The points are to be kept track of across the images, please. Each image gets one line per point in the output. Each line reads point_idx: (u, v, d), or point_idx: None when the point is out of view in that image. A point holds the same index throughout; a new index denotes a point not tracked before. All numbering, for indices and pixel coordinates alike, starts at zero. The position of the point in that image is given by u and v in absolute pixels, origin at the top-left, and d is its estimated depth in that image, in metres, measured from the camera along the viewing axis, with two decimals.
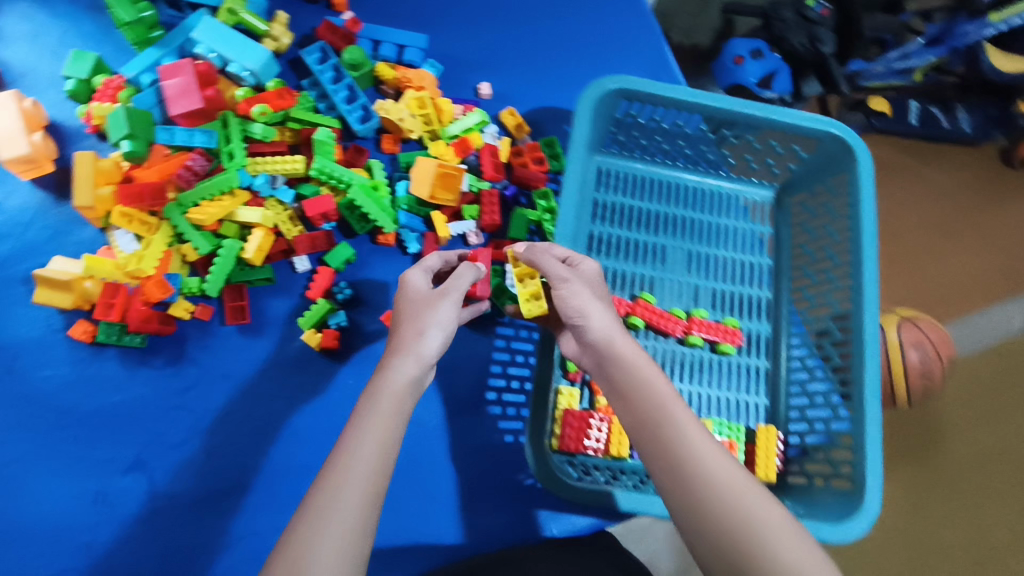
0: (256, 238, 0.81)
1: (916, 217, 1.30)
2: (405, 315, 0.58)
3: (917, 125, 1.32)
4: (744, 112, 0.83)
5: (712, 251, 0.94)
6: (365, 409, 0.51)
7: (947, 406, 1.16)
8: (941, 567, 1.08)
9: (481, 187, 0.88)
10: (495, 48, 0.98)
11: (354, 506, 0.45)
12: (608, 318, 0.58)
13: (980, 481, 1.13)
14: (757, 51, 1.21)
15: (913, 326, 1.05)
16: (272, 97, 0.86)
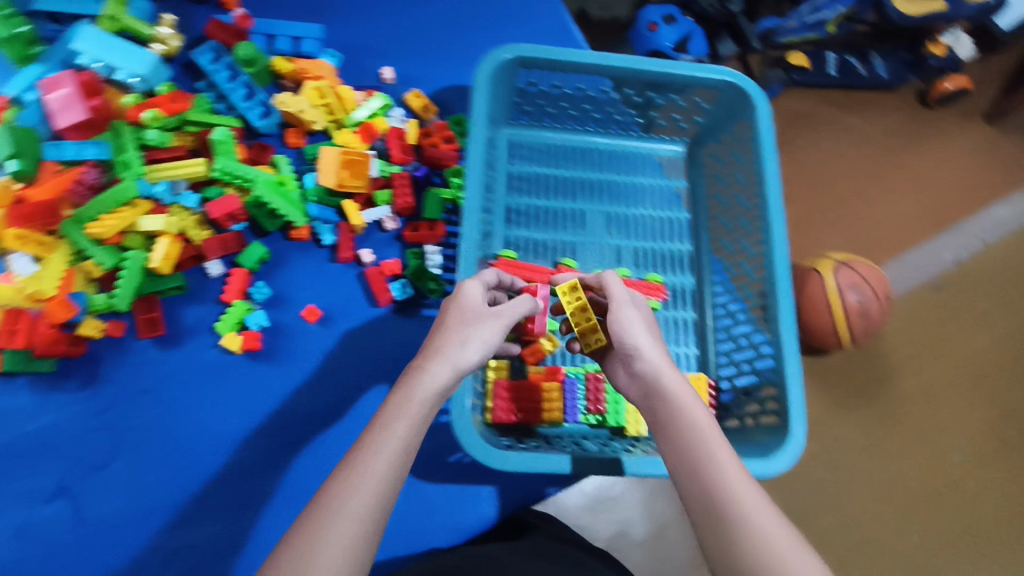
0: (162, 245, 0.78)
1: (840, 164, 1.34)
2: (448, 319, 0.53)
3: (837, 76, 1.35)
4: (641, 69, 0.84)
5: (631, 211, 0.95)
6: (388, 415, 0.46)
7: (890, 342, 1.19)
8: (898, 498, 1.11)
9: (391, 171, 0.88)
10: (396, 33, 0.97)
11: (355, 516, 0.42)
12: (662, 353, 0.53)
13: (930, 411, 1.16)
14: (670, 16, 1.23)
15: (849, 270, 1.05)
16: (165, 102, 0.84)
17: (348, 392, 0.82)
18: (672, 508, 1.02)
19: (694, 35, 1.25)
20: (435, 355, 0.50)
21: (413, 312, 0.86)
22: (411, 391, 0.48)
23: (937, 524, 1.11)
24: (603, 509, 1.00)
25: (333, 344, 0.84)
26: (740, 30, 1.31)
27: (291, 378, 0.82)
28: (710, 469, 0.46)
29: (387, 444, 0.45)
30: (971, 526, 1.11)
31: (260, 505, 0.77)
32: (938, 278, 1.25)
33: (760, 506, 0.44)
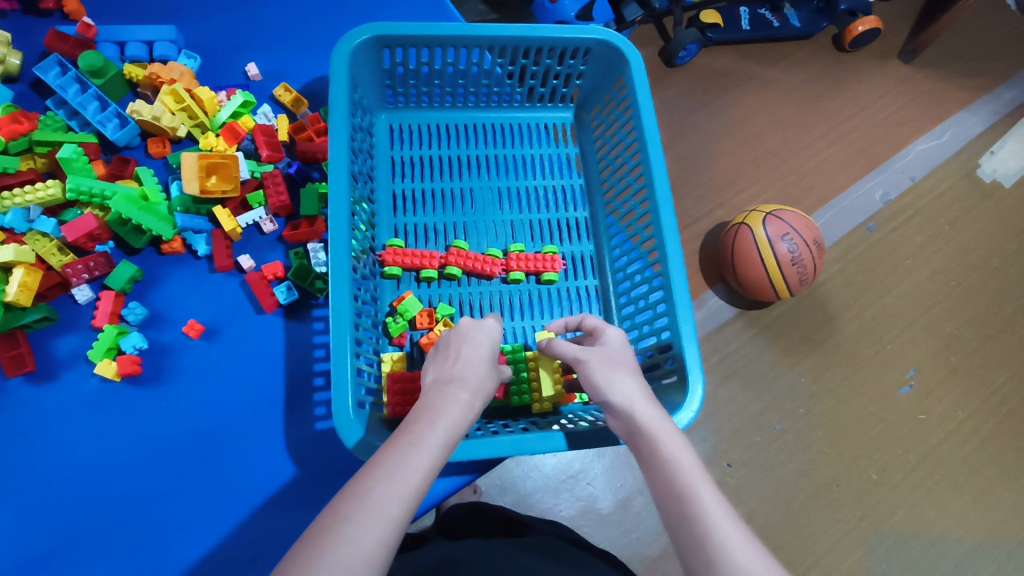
0: (17, 274, 0.73)
1: (760, 115, 1.32)
2: (472, 351, 0.55)
3: (750, 30, 1.34)
4: (507, 34, 0.81)
5: (522, 183, 0.92)
6: (418, 430, 0.47)
7: (826, 288, 1.19)
8: (854, 440, 1.10)
9: (263, 171, 0.84)
10: (263, 28, 0.93)
11: (384, 517, 0.40)
12: (632, 387, 0.54)
13: (874, 351, 1.16)
14: None
15: (777, 220, 1.04)
16: (5, 123, 0.79)
17: (242, 405, 0.78)
18: (634, 478, 1.02)
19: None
20: (460, 381, 0.52)
21: (303, 314, 0.83)
22: (440, 408, 0.49)
23: (892, 460, 1.10)
24: (566, 489, 1.01)
25: (223, 357, 0.80)
26: None
27: (178, 401, 0.78)
28: (686, 484, 0.46)
29: (418, 451, 0.45)
30: (926, 458, 1.10)
31: (156, 537, 0.72)
32: (869, 219, 1.25)
33: (734, 523, 0.44)
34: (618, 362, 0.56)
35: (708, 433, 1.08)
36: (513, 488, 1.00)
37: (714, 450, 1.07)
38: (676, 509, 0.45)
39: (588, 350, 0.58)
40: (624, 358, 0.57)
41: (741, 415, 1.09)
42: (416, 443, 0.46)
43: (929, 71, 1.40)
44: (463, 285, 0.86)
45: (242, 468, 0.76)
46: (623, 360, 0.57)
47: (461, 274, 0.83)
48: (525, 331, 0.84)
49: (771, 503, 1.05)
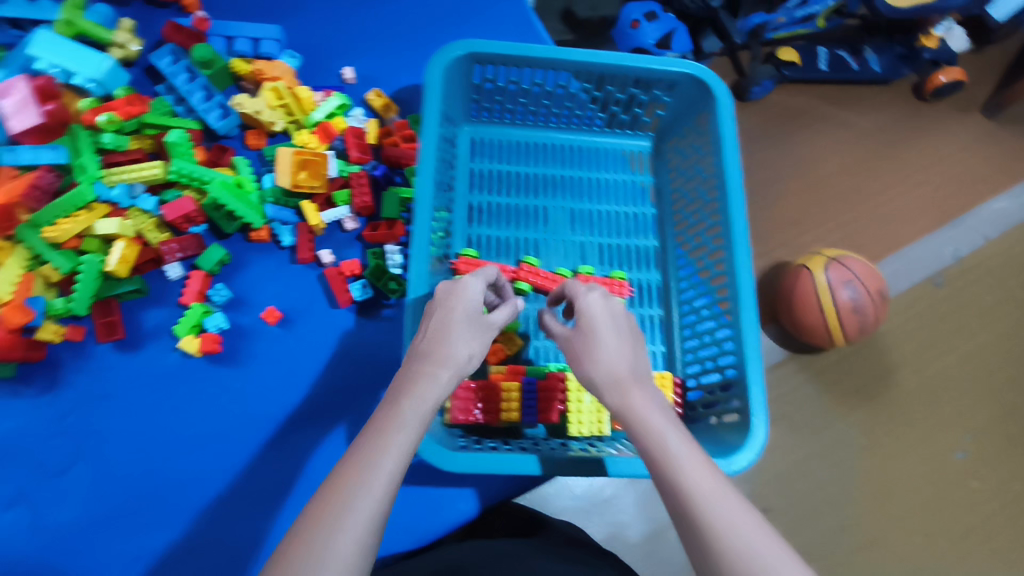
0: (118, 248, 0.78)
1: (832, 159, 1.30)
2: (446, 327, 0.53)
3: (827, 71, 1.32)
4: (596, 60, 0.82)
5: (595, 207, 0.93)
6: (387, 420, 0.46)
7: (886, 342, 1.16)
8: (902, 500, 1.07)
9: (350, 171, 0.87)
10: (359, 34, 0.97)
11: (356, 519, 0.40)
12: (615, 364, 0.52)
13: (931, 411, 1.13)
14: (651, 13, 1.22)
15: (842, 266, 1.02)
16: (120, 106, 0.84)
17: (309, 393, 0.82)
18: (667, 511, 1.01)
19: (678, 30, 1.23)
20: (437, 359, 0.50)
21: (374, 311, 0.85)
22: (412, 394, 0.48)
23: (940, 526, 1.06)
24: (597, 512, 1.00)
25: (293, 346, 0.84)
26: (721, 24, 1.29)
27: (250, 382, 0.81)
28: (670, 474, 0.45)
29: (390, 444, 0.44)
30: (977, 527, 1.06)
31: (220, 510, 0.77)
32: (939, 273, 1.22)
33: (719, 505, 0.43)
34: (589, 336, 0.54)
35: (751, 475, 1.06)
36: (544, 503, 1.00)
37: (755, 492, 1.06)
38: (679, 502, 0.44)
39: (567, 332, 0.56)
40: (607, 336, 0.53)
41: (787, 459, 1.08)
42: (386, 434, 0.45)
43: (1013, 129, 1.36)
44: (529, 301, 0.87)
45: (303, 454, 0.80)
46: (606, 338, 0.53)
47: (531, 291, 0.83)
48: None
49: (811, 555, 1.03)
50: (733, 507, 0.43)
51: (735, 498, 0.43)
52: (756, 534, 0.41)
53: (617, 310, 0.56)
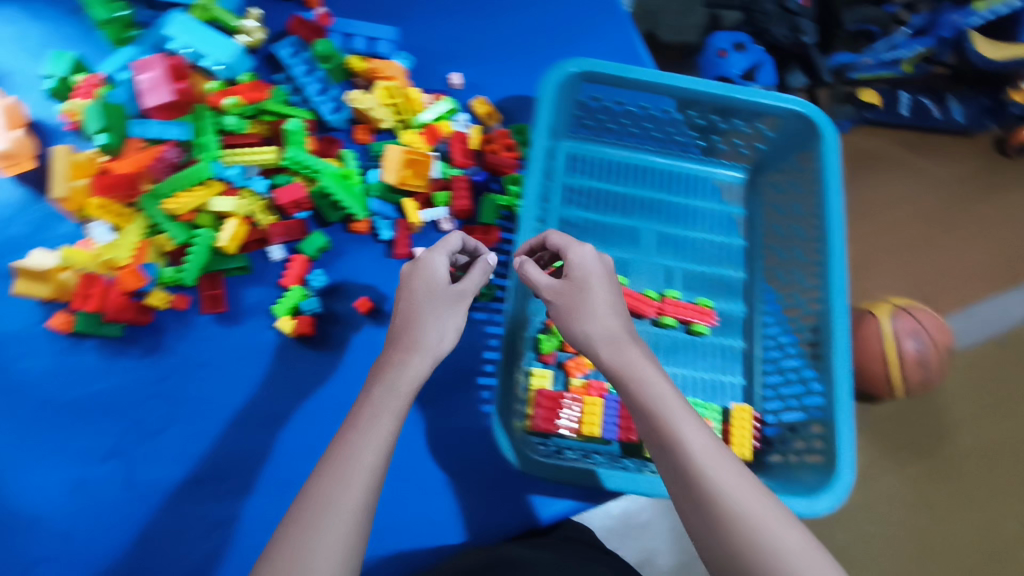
0: (230, 226, 0.82)
1: (908, 208, 1.28)
2: (418, 315, 0.59)
3: (908, 116, 1.32)
4: (706, 90, 0.83)
5: (686, 232, 0.94)
6: (370, 411, 0.52)
7: (949, 399, 1.13)
8: (950, 563, 1.04)
9: (452, 174, 0.89)
10: (467, 41, 1.00)
11: (346, 507, 0.47)
12: (612, 325, 0.56)
13: (988, 475, 1.10)
14: (739, 43, 1.25)
15: (909, 316, 0.99)
16: (245, 90, 0.88)
17: None
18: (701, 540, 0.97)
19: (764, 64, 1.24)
20: (414, 346, 0.57)
21: None
22: (387, 384, 0.54)
23: None
24: (632, 535, 0.94)
25: (380, 336, 0.86)
26: (811, 61, 1.30)
27: (337, 367, 0.85)
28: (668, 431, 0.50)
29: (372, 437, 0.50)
30: None
31: (298, 487, 0.80)
32: (1006, 333, 1.18)
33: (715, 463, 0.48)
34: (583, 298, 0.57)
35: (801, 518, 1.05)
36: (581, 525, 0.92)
37: None
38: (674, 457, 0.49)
39: (557, 289, 0.59)
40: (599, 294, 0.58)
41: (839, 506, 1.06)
42: (371, 425, 0.51)
43: None
44: None
45: None
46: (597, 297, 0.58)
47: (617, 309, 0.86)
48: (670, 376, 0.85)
49: None
50: (718, 454, 0.49)
51: (721, 449, 0.49)
52: (741, 480, 0.48)
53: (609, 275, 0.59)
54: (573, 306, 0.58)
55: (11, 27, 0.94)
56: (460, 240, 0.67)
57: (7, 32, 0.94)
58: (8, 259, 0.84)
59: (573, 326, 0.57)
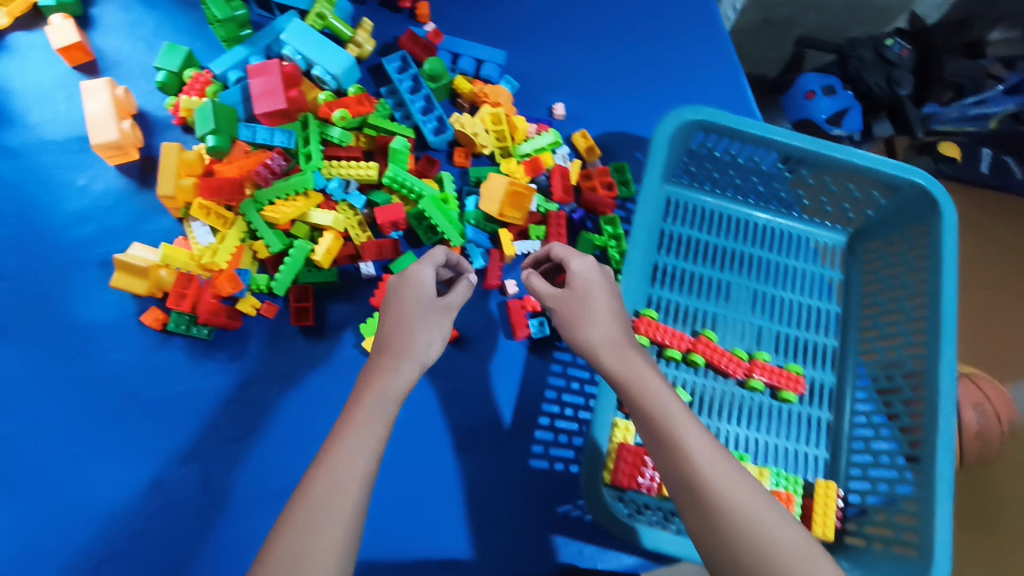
0: (326, 240, 0.82)
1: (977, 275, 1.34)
2: (410, 321, 0.61)
3: (988, 173, 1.37)
4: (820, 151, 0.82)
5: (780, 293, 0.91)
6: (358, 414, 0.54)
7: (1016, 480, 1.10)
8: None
9: (549, 208, 0.88)
10: (573, 69, 0.98)
11: (340, 506, 0.47)
12: (608, 332, 0.63)
13: None
14: (829, 87, 1.31)
15: (975, 387, 1.03)
16: (352, 103, 0.87)
17: (472, 416, 0.83)
18: None
19: (852, 110, 1.31)
20: (403, 353, 0.58)
21: (545, 352, 0.86)
22: (379, 387, 0.56)
23: None
24: None
25: (462, 367, 0.85)
26: (902, 113, 1.34)
27: (416, 393, 0.83)
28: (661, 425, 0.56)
29: (363, 440, 0.51)
30: None
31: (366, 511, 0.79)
32: None
33: (703, 452, 0.53)
34: (582, 308, 0.65)
35: None
36: None
37: None
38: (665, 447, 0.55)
39: (558, 299, 0.66)
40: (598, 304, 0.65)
41: None
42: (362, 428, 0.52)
43: None
44: (697, 374, 0.86)
45: (456, 476, 0.80)
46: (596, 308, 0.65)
47: (704, 365, 0.85)
48: (750, 442, 0.83)
49: None
50: (706, 445, 0.54)
51: (709, 439, 0.55)
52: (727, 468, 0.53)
53: (604, 285, 0.66)
54: (575, 314, 0.65)
55: (127, 16, 0.96)
56: (444, 254, 0.69)
57: (123, 20, 0.95)
58: (105, 247, 0.85)
59: (576, 333, 0.64)
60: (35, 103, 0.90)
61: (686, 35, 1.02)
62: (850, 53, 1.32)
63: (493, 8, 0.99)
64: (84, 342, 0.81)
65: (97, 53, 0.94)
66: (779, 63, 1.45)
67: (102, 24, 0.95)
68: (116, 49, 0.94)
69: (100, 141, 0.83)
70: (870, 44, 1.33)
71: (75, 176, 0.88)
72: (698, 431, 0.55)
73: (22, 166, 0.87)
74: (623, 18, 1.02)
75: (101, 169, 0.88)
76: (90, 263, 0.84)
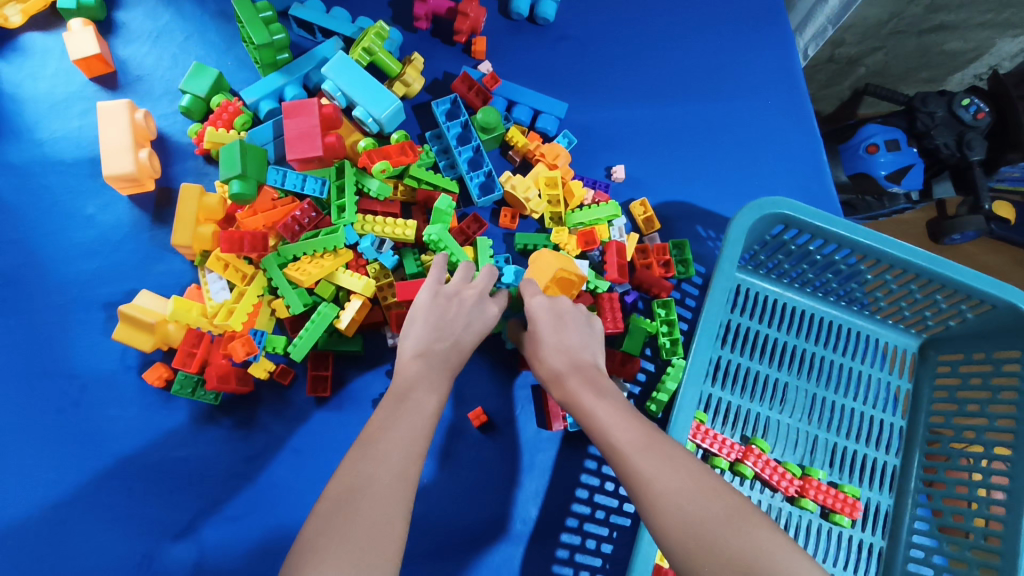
0: (353, 307, 0.74)
1: None
2: (466, 343, 0.60)
3: None
4: (905, 257, 0.74)
5: (841, 400, 0.83)
6: (409, 394, 0.51)
7: None
8: None
9: (600, 287, 0.80)
10: (634, 127, 0.91)
11: (399, 471, 0.44)
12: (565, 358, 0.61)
13: None
14: (894, 141, 1.19)
15: None
16: (395, 153, 0.77)
17: (495, 510, 0.76)
18: None
19: (916, 167, 1.18)
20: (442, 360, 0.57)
21: (579, 445, 0.79)
22: (427, 379, 0.54)
23: None
24: None
25: (491, 455, 0.78)
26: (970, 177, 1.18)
27: (438, 480, 0.76)
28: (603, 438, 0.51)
29: (414, 411, 0.50)
30: None
31: None
32: None
33: (641, 454, 0.48)
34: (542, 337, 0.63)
35: None
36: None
37: None
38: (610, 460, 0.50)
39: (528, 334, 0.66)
40: (557, 330, 0.63)
41: None
42: (411, 404, 0.50)
43: None
44: (743, 485, 0.78)
45: None
46: (560, 333, 0.63)
47: (752, 477, 0.77)
48: None
49: None
50: (648, 446, 0.49)
51: (652, 441, 0.49)
52: (667, 468, 0.47)
53: (572, 315, 0.65)
54: (536, 347, 0.64)
55: (153, 24, 0.87)
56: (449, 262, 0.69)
57: (149, 28, 0.87)
58: (111, 287, 0.77)
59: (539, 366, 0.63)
60: (46, 115, 0.82)
61: (758, 96, 0.95)
62: (919, 106, 1.18)
63: (557, 50, 0.92)
64: (80, 393, 0.74)
65: (118, 64, 0.85)
66: (836, 102, 1.38)
67: (126, 31, 0.86)
68: (139, 61, 0.85)
69: (113, 171, 0.75)
70: (942, 98, 1.18)
71: (83, 202, 0.80)
72: (639, 437, 0.50)
73: (28, 187, 0.79)
74: (693, 72, 0.94)
75: (113, 196, 0.80)
76: (92, 303, 0.77)
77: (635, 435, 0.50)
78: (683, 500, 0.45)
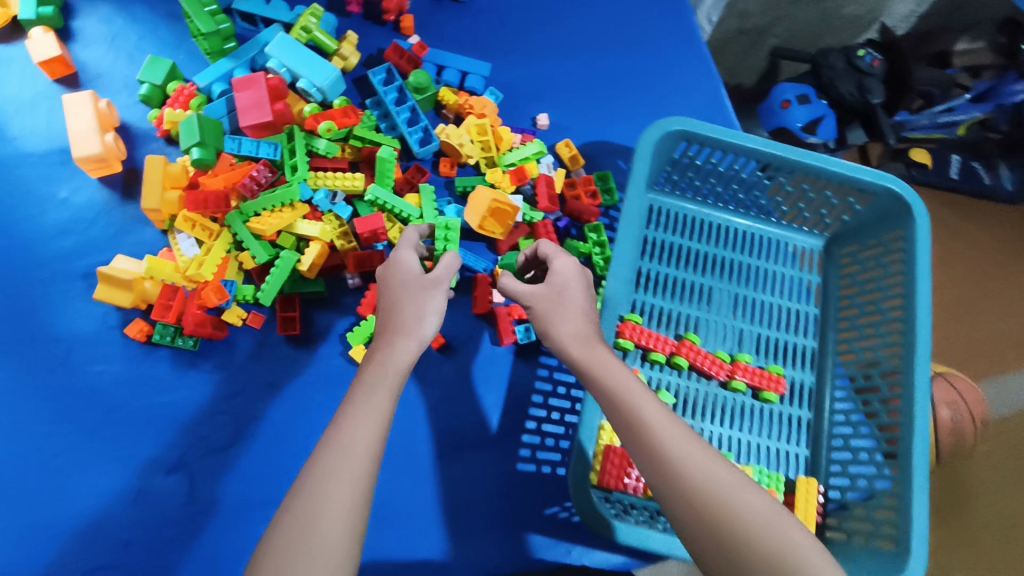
0: (313, 251, 0.82)
1: (964, 266, 1.40)
2: (434, 307, 0.60)
3: (956, 178, 1.40)
4: (800, 161, 0.85)
5: (759, 296, 0.93)
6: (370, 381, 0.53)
7: (975, 464, 1.21)
8: None
9: (534, 217, 0.90)
10: (555, 82, 1.02)
11: (357, 465, 0.46)
12: (581, 327, 0.62)
13: (994, 545, 1.17)
14: (806, 96, 1.30)
15: (950, 387, 1.15)
16: (338, 115, 0.88)
17: (460, 420, 0.84)
18: None
19: (826, 118, 1.30)
20: (402, 330, 0.57)
21: (531, 356, 0.87)
22: (384, 361, 0.55)
23: None
24: None
25: (451, 373, 0.86)
26: (876, 123, 1.29)
27: (405, 399, 0.84)
28: (630, 411, 0.54)
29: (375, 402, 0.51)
30: None
31: None
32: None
33: (669, 433, 0.52)
34: (555, 305, 0.63)
35: None
36: None
37: None
38: (631, 432, 0.54)
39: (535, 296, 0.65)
40: (578, 296, 0.64)
41: None
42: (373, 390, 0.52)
43: None
44: (681, 376, 0.87)
45: (447, 480, 0.81)
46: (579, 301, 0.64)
47: (688, 367, 0.86)
48: (731, 440, 0.85)
49: None
50: (671, 426, 0.53)
51: (674, 421, 0.53)
52: (689, 448, 0.51)
53: (581, 284, 0.66)
54: (549, 310, 0.63)
55: (108, 28, 0.95)
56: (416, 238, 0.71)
57: (104, 32, 0.95)
58: (88, 258, 0.84)
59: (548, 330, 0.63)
60: (14, 115, 0.90)
61: (662, 47, 1.06)
62: (822, 63, 1.29)
63: (478, 21, 1.03)
64: (67, 354, 0.80)
65: (78, 65, 0.93)
66: (755, 74, 1.47)
67: (83, 37, 0.95)
68: (97, 62, 0.94)
69: (82, 153, 0.82)
70: (841, 53, 1.30)
71: (56, 187, 0.87)
72: (663, 414, 0.54)
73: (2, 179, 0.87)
74: (602, 31, 1.06)
75: (83, 179, 0.88)
76: (72, 274, 0.84)
77: (660, 415, 0.53)
78: (706, 476, 0.49)
